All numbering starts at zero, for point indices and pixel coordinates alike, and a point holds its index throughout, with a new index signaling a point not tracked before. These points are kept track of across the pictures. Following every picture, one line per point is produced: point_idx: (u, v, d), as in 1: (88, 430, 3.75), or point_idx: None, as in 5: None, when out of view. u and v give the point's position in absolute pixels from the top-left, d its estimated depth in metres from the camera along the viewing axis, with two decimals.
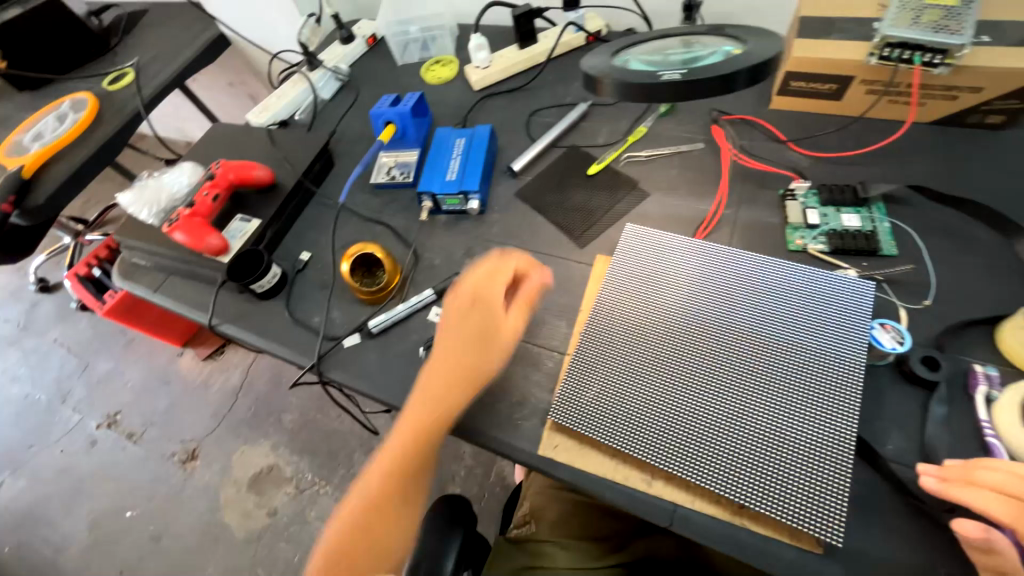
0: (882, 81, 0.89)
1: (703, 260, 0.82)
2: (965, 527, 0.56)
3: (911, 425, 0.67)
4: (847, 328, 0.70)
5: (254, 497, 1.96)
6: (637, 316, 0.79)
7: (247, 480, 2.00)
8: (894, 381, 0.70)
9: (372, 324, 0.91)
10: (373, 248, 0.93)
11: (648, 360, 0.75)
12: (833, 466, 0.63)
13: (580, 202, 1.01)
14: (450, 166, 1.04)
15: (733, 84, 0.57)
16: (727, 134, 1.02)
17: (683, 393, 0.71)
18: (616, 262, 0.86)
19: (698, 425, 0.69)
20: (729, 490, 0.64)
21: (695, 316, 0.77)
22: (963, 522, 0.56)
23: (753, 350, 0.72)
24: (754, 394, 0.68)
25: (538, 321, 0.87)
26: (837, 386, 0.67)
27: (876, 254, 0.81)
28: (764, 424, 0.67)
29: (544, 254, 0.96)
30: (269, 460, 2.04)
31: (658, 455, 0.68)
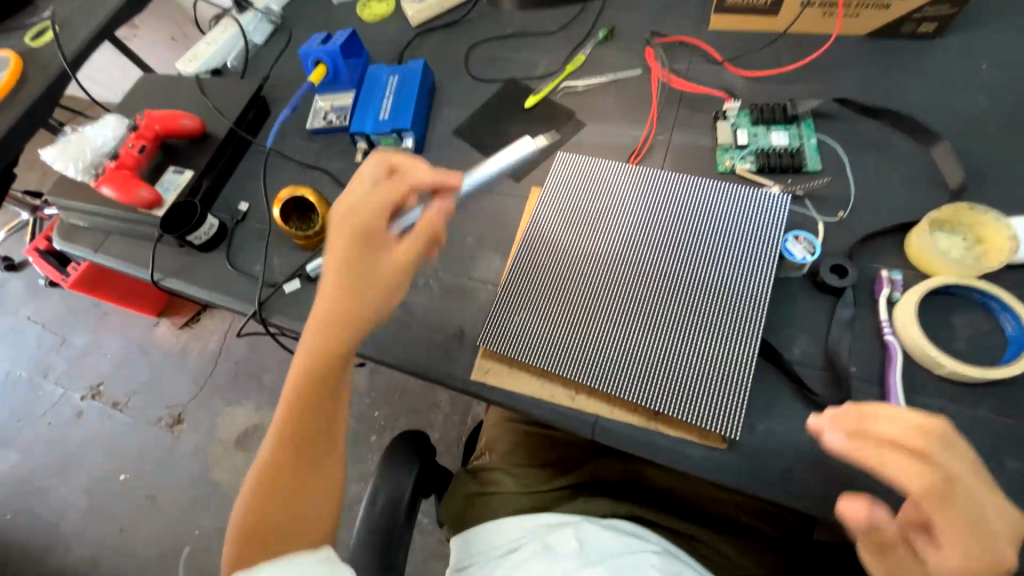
0: None
1: (632, 186, 0.82)
2: (850, 506, 0.44)
3: (818, 330, 0.70)
4: (761, 244, 0.72)
5: (242, 455, 2.03)
6: (565, 243, 0.80)
7: (235, 440, 2.07)
8: (806, 291, 0.73)
9: (310, 268, 0.91)
10: (304, 192, 0.91)
11: (575, 286, 0.76)
12: (738, 369, 0.67)
13: (516, 137, 0.99)
14: (383, 105, 1.01)
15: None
16: (664, 56, 0.99)
17: (607, 314, 0.73)
18: (548, 191, 0.85)
19: (619, 343, 0.71)
20: (642, 397, 0.68)
21: (622, 241, 0.78)
22: (849, 500, 0.44)
23: (672, 267, 0.74)
24: (670, 308, 0.71)
25: (473, 256, 0.88)
26: (746, 295, 0.70)
27: (801, 170, 0.82)
28: (679, 338, 0.70)
29: (481, 191, 0.95)
30: (254, 419, 2.09)
31: (580, 371, 0.71)
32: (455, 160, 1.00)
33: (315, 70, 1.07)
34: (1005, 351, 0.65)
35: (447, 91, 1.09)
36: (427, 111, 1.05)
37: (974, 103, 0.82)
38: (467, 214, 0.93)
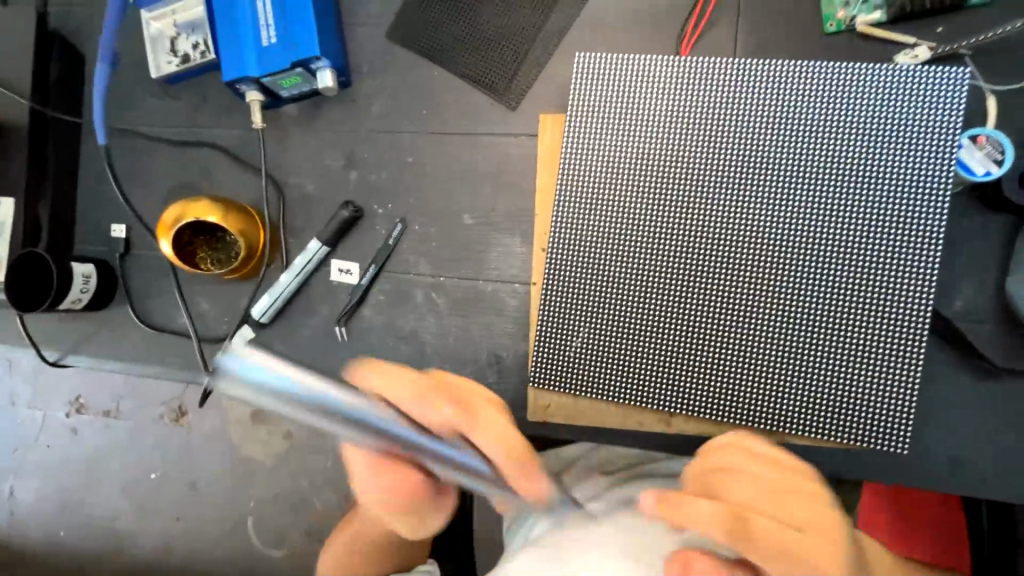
0: None
1: (706, 91, 0.52)
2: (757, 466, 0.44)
3: (987, 270, 0.51)
4: (925, 160, 0.47)
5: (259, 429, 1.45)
6: (616, 214, 0.54)
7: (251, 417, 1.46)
8: (970, 215, 0.51)
9: (257, 313, 0.64)
10: (200, 211, 0.59)
11: (648, 276, 0.53)
12: (899, 357, 0.48)
13: (493, 28, 0.62)
14: (259, 16, 0.60)
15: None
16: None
17: (703, 311, 0.52)
18: (573, 127, 0.55)
19: (728, 349, 0.51)
20: (771, 419, 0.50)
21: (706, 194, 0.51)
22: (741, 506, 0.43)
23: (788, 226, 0.50)
24: (793, 290, 0.50)
25: (483, 243, 0.62)
26: (907, 249, 0.48)
27: (959, 9, 0.52)
28: (814, 327, 0.49)
29: (463, 135, 0.63)
30: None
31: (678, 397, 0.53)
32: (408, 90, 0.65)
33: None
34: None
35: None
36: (336, 9, 0.64)
37: None
38: (453, 178, 0.63)
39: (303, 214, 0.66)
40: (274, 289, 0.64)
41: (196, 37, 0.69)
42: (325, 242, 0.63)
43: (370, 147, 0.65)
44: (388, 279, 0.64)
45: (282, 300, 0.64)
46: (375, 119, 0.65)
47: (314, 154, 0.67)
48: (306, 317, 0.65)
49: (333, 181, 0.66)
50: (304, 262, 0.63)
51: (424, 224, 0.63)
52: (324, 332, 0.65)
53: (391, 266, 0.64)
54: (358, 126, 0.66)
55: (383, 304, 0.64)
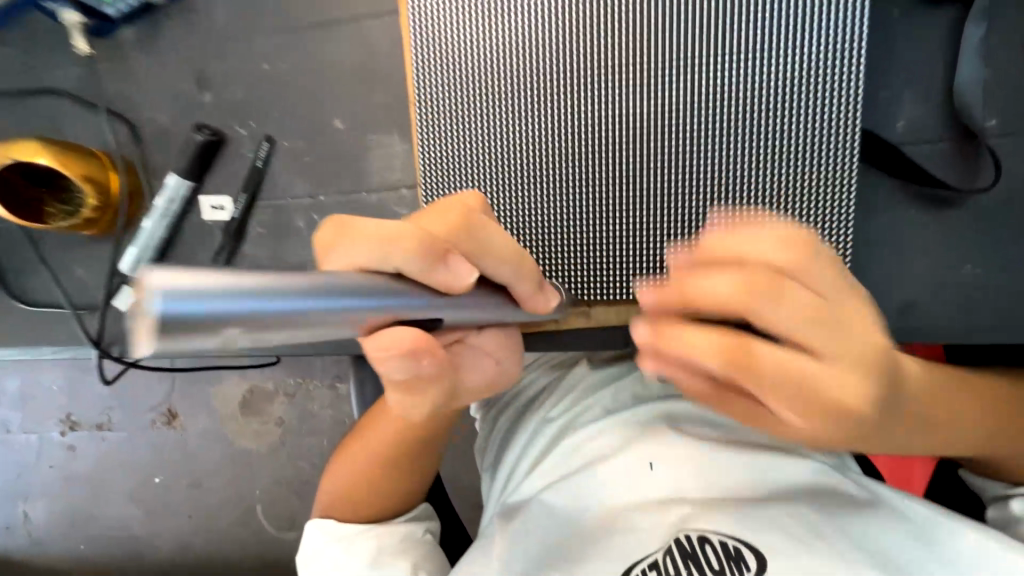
0: None
1: None
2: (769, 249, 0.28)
3: (930, 77, 0.43)
4: None
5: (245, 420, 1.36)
6: (487, 80, 0.44)
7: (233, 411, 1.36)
8: (903, 11, 0.42)
9: (127, 267, 0.57)
10: (20, 152, 0.51)
11: (552, 137, 0.44)
12: (828, 187, 0.41)
13: None
14: None
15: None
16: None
17: (615, 172, 0.43)
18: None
19: (644, 209, 0.43)
20: None
21: (612, 21, 0.42)
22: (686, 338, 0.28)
23: (679, 48, 0.41)
24: (697, 127, 0.42)
25: (360, 150, 0.54)
26: (818, 51, 0.40)
27: None
28: (733, 177, 0.42)
29: (320, 24, 0.54)
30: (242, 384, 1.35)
31: (597, 281, 0.44)
32: None
33: None
34: None
35: None
36: None
37: None
38: (317, 80, 0.54)
39: (162, 152, 0.58)
40: (139, 237, 0.56)
41: None
42: (185, 177, 0.55)
43: (221, 61, 0.56)
44: (267, 209, 0.57)
45: (153, 249, 0.57)
46: (218, 27, 0.56)
47: (161, 80, 0.58)
48: (185, 268, 0.58)
49: (188, 106, 0.57)
50: (166, 202, 0.55)
51: (295, 138, 0.55)
52: None
53: (266, 194, 0.56)
54: (202, 39, 0.56)
55: (266, 238, 0.57)
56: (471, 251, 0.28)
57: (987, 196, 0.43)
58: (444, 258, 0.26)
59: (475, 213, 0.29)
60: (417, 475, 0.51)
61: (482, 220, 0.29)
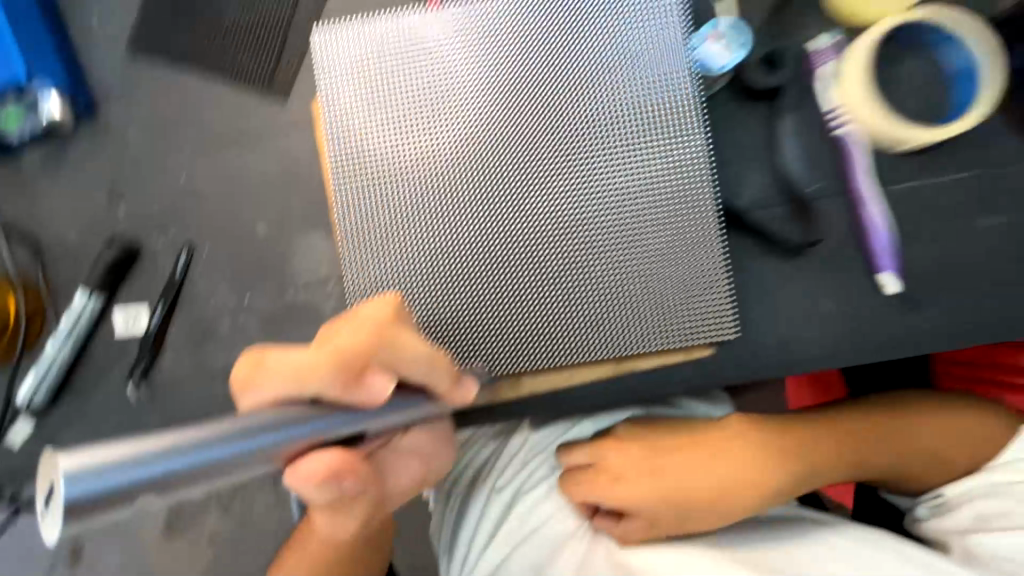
0: None
1: (448, 34, 0.48)
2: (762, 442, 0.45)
3: (763, 157, 0.53)
4: (682, 68, 0.48)
5: None
6: (399, 182, 0.47)
7: None
8: (733, 108, 0.53)
9: (21, 398, 0.52)
10: None
11: (465, 227, 0.47)
12: (706, 253, 0.48)
13: (242, 24, 0.57)
14: None
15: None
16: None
17: (528, 256, 0.47)
18: (361, 76, 0.48)
19: (558, 286, 0.47)
20: (609, 346, 0.49)
21: (510, 127, 0.47)
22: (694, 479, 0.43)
23: (568, 147, 0.48)
24: (594, 212, 0.47)
25: (283, 250, 0.56)
26: (679, 145, 0.48)
27: None
28: (626, 250, 0.48)
29: (238, 139, 0.57)
30: None
31: (523, 353, 0.48)
32: (166, 105, 0.58)
33: None
34: (958, 87, 0.51)
35: None
36: (60, 35, 0.57)
37: None
38: (238, 189, 0.57)
39: (68, 269, 0.56)
40: (40, 363, 0.53)
41: None
42: (94, 294, 0.54)
43: (135, 177, 0.57)
44: (187, 316, 0.56)
45: (59, 371, 0.53)
46: (132, 146, 0.57)
47: (68, 199, 0.57)
48: (90, 389, 0.54)
49: (98, 223, 0.57)
50: (72, 322, 0.53)
51: (215, 245, 0.56)
52: (117, 401, 0.55)
53: (185, 302, 0.56)
54: (114, 158, 0.57)
55: (186, 347, 0.55)
56: (387, 365, 0.29)
57: (823, 247, 0.53)
58: (360, 381, 0.27)
59: (392, 325, 0.30)
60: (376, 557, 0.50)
61: (396, 330, 0.30)
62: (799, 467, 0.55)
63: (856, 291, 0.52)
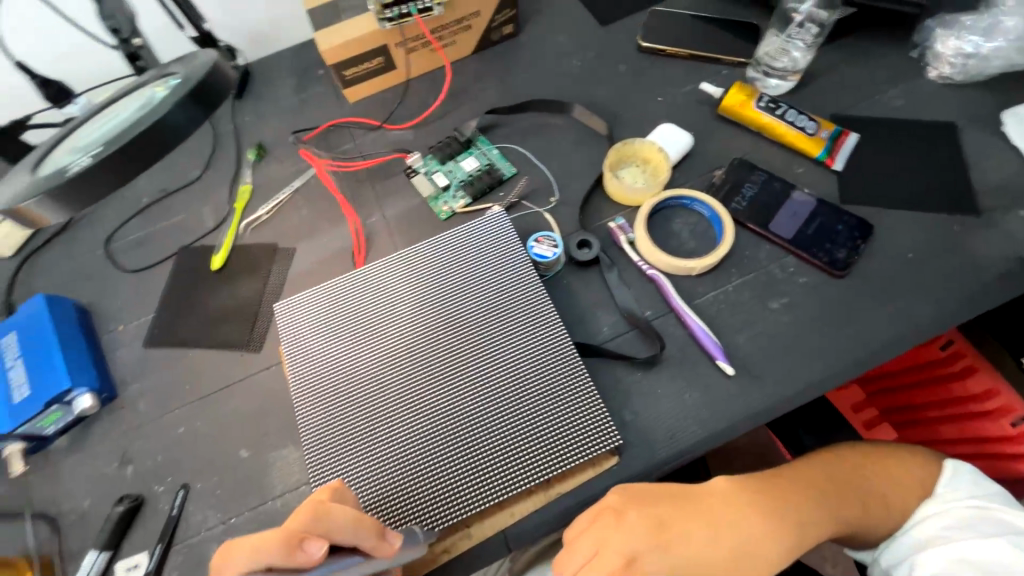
0: (399, 42, 0.90)
1: (364, 285, 0.71)
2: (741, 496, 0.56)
3: (606, 302, 0.74)
4: (523, 264, 0.70)
5: None
6: (345, 395, 0.64)
7: None
8: (573, 275, 0.76)
9: None
10: None
11: (398, 417, 0.62)
12: (578, 384, 0.63)
13: (227, 307, 0.81)
14: (14, 381, 0.71)
15: (180, 127, 0.47)
16: (314, 151, 0.93)
17: (446, 425, 0.61)
18: (312, 328, 0.68)
19: (474, 442, 0.61)
20: (529, 479, 0.59)
21: (419, 336, 0.66)
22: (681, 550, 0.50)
23: (459, 337, 0.66)
24: (487, 377, 0.64)
25: (262, 467, 0.69)
26: (535, 314, 0.67)
27: (503, 181, 0.85)
28: (521, 400, 0.62)
29: (224, 389, 0.75)
30: None
31: (462, 506, 0.59)
32: (169, 379, 0.76)
33: None
34: (714, 229, 0.77)
35: (108, 310, 0.83)
36: (95, 347, 0.79)
37: (571, 60, 0.97)
38: (224, 426, 0.72)
39: (81, 534, 0.67)
40: None
41: None
42: (105, 548, 0.64)
43: (142, 438, 0.72)
44: (181, 551, 0.65)
45: None
46: (140, 415, 0.74)
47: (87, 472, 0.71)
48: None
49: (109, 486, 0.69)
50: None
51: (207, 478, 0.69)
52: None
53: (180, 535, 0.65)
54: (126, 428, 0.73)
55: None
56: (324, 533, 0.41)
57: (670, 352, 0.70)
58: (301, 544, 0.38)
59: (327, 506, 0.43)
60: None
61: (331, 507, 0.43)
62: (799, 514, 0.55)
63: (710, 385, 0.67)
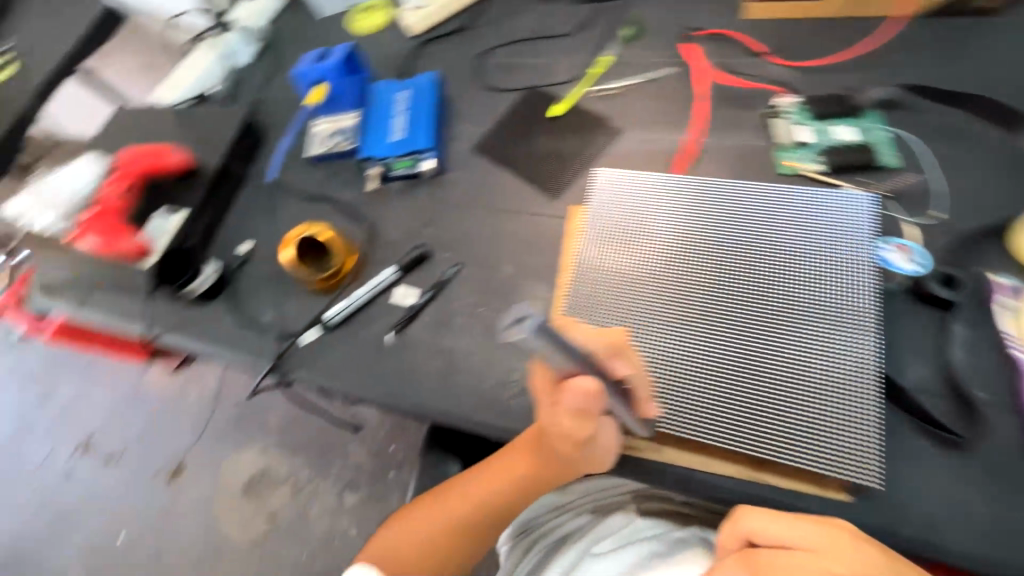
0: None
1: (687, 194, 0.72)
2: None
3: (932, 351, 0.62)
4: (866, 260, 0.62)
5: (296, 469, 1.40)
6: (625, 272, 0.69)
7: None
8: (907, 303, 0.64)
9: (330, 315, 0.81)
10: (316, 228, 0.83)
11: (661, 317, 0.65)
12: (860, 404, 0.56)
13: (547, 151, 0.90)
14: (394, 124, 0.93)
15: None
16: (700, 53, 0.91)
17: (700, 351, 0.62)
18: (625, 205, 0.74)
19: (718, 382, 0.60)
20: (751, 448, 0.58)
21: (716, 263, 0.66)
22: None
23: (754, 286, 0.64)
24: (763, 337, 0.61)
25: (516, 286, 0.79)
26: (851, 313, 0.60)
27: (877, 169, 0.73)
28: (788, 377, 0.59)
29: (515, 213, 0.86)
30: None
31: (674, 422, 0.61)
32: (480, 183, 0.90)
33: (315, 89, 0.97)
34: None
35: (461, 106, 0.99)
36: (443, 130, 0.96)
37: None
38: (503, 239, 0.84)
39: (385, 252, 0.87)
40: (349, 299, 0.81)
41: (343, 137, 0.97)
42: (398, 271, 0.83)
43: (446, 212, 0.88)
44: (438, 305, 0.80)
45: (353, 308, 0.81)
46: (451, 196, 0.90)
47: (403, 214, 0.90)
48: (364, 326, 0.80)
49: (413, 233, 0.88)
50: (379, 280, 0.82)
51: (476, 269, 0.82)
52: (374, 341, 0.79)
53: (443, 295, 0.81)
54: (439, 199, 0.90)
55: (430, 322, 0.79)
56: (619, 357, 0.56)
57: (984, 448, 0.57)
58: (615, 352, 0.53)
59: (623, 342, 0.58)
60: (479, 546, 0.69)
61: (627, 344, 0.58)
62: None
63: (1017, 512, 0.54)
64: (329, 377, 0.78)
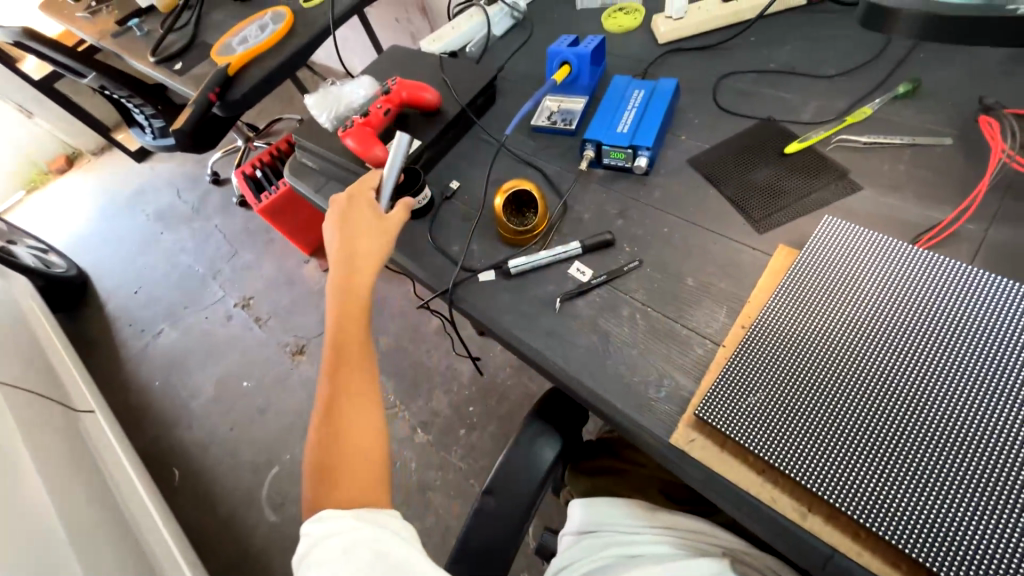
0: None
1: (931, 273, 0.65)
2: None
3: None
4: None
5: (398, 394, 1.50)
6: (829, 328, 0.65)
7: None
8: None
9: (513, 265, 0.88)
10: (528, 185, 0.92)
11: (861, 385, 0.61)
12: None
13: (766, 184, 0.87)
14: (623, 118, 0.96)
15: None
16: (1002, 127, 0.80)
17: (898, 437, 0.57)
18: (850, 262, 0.69)
19: (911, 476, 0.55)
20: (931, 560, 0.51)
21: (949, 356, 0.59)
22: None
23: (992, 397, 0.56)
24: (985, 452, 0.54)
25: (693, 300, 0.79)
26: None
27: None
28: (1005, 505, 0.51)
29: (712, 233, 0.85)
30: None
31: (842, 495, 0.56)
32: (685, 195, 0.91)
33: (561, 70, 1.06)
34: None
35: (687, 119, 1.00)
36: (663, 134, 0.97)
37: None
38: (693, 254, 0.84)
39: (573, 228, 0.93)
40: (534, 257, 0.88)
41: (568, 117, 1.06)
42: (582, 248, 0.88)
43: (642, 211, 0.91)
44: (609, 292, 0.84)
45: (531, 265, 0.88)
46: (652, 198, 0.92)
47: (601, 200, 0.95)
48: (537, 285, 0.87)
49: (605, 220, 0.92)
50: (563, 250, 0.88)
51: (657, 272, 0.84)
52: (542, 301, 0.85)
53: (617, 284, 0.84)
54: (639, 197, 0.93)
55: (597, 304, 0.83)
56: None
57: None
58: None
59: None
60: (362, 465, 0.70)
61: None
62: None
63: None
64: (491, 317, 0.86)
